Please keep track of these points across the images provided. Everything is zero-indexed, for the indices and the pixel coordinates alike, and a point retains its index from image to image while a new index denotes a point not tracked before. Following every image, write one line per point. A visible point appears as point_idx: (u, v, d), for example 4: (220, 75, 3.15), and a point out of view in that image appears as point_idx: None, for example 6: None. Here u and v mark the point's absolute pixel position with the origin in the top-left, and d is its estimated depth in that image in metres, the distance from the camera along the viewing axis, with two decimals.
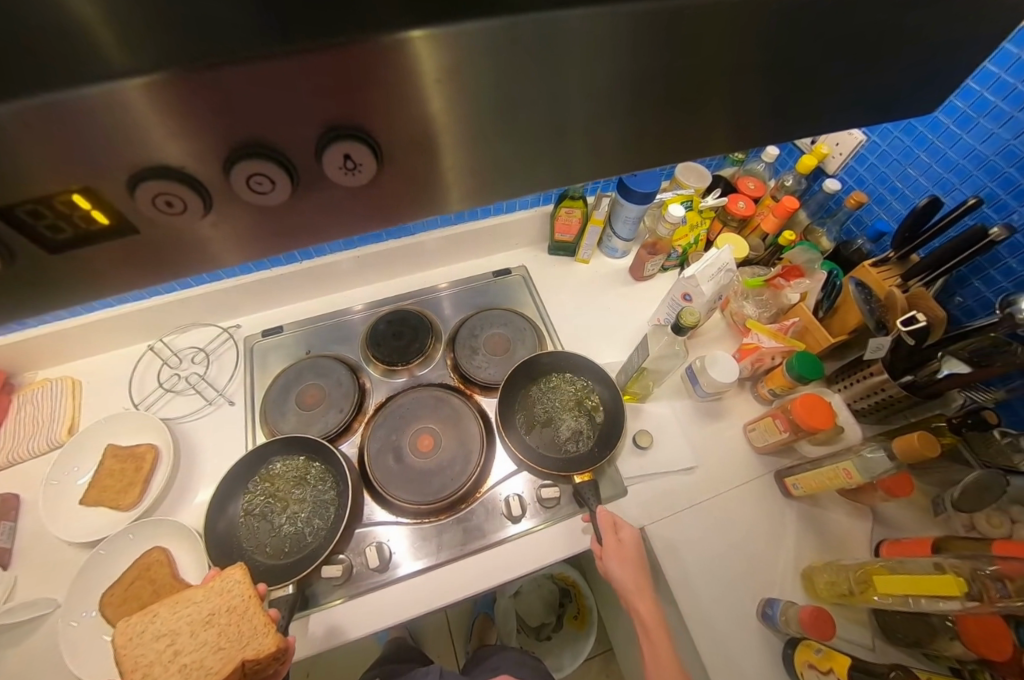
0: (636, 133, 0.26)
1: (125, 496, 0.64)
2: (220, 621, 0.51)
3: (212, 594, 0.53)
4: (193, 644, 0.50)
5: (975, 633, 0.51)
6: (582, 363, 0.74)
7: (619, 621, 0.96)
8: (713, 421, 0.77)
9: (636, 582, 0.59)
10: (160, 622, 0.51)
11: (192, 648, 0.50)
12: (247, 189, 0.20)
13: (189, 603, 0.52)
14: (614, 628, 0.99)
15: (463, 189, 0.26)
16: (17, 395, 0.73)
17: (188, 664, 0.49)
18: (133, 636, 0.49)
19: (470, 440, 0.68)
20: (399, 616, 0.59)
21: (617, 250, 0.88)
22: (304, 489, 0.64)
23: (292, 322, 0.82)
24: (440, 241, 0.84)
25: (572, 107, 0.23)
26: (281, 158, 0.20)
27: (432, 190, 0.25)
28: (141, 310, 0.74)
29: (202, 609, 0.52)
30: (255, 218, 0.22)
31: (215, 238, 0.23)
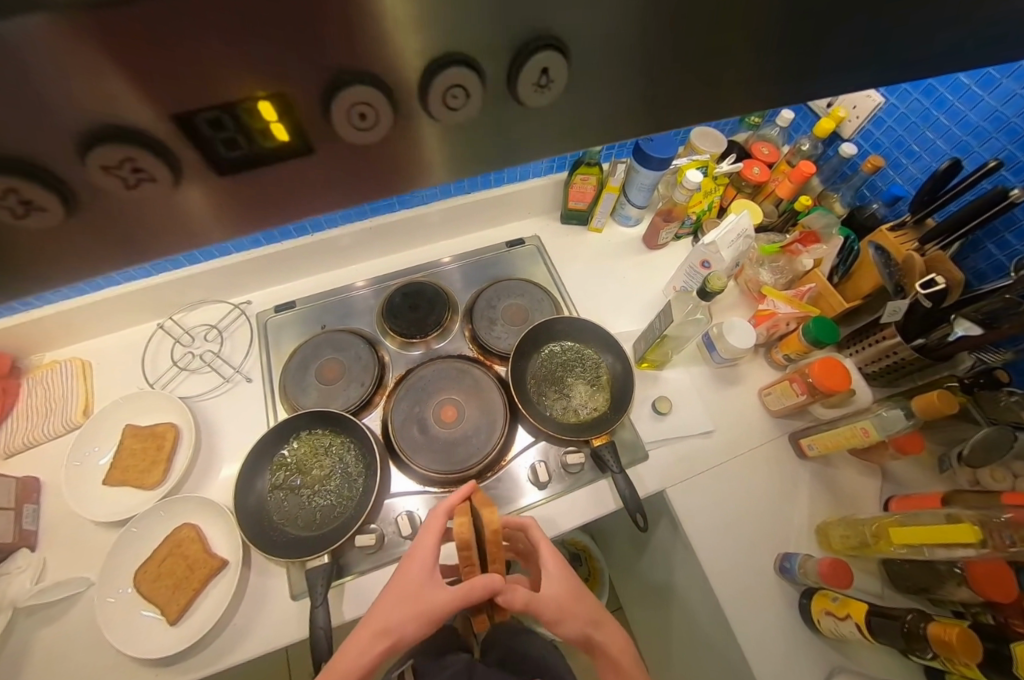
0: (682, 83, 0.26)
1: (149, 474, 0.64)
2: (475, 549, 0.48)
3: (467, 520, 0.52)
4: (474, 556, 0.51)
5: (982, 580, 0.54)
6: (597, 332, 0.74)
7: (634, 581, 1.00)
8: (730, 386, 0.78)
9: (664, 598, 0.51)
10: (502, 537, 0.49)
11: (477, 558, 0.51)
12: (218, 154, 0.19)
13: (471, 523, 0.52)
14: (626, 587, 1.03)
15: (526, 133, 0.25)
16: (26, 378, 0.71)
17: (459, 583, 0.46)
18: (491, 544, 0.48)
19: (491, 410, 0.69)
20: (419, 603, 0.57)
21: (630, 218, 0.87)
22: (331, 462, 0.65)
23: (304, 297, 0.80)
24: (441, 212, 0.81)
25: (621, 41, 0.22)
26: (255, 111, 0.18)
27: (483, 138, 0.23)
28: (148, 288, 0.72)
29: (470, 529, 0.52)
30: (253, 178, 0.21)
31: (213, 201, 0.21)
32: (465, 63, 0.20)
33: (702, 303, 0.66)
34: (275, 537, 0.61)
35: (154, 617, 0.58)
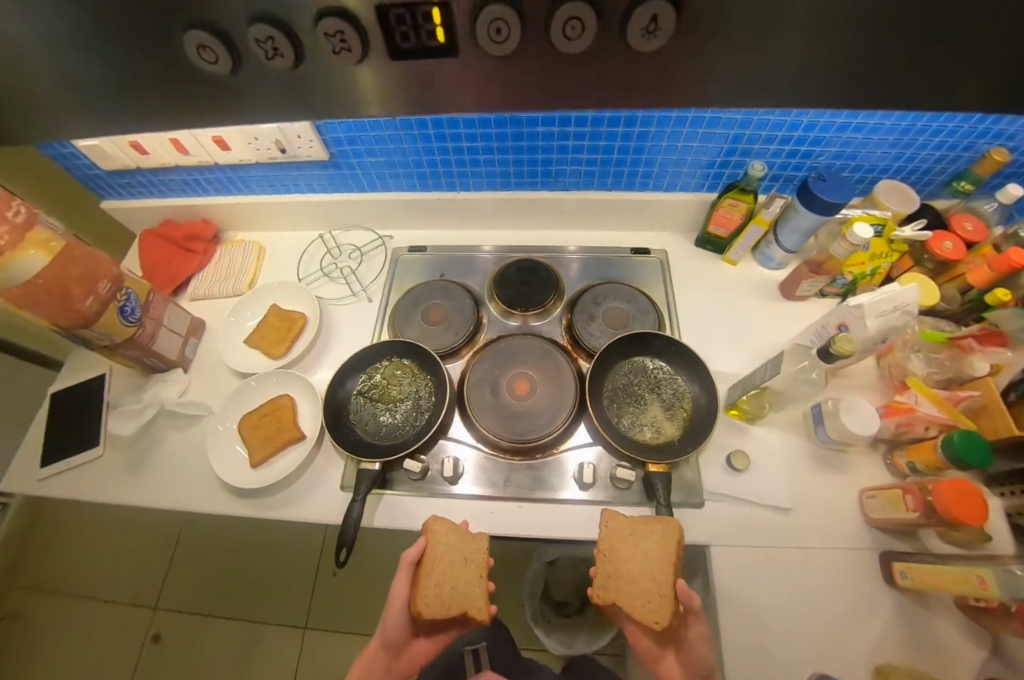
0: None
1: (277, 346, 0.77)
2: (464, 570, 0.59)
3: (431, 544, 0.60)
4: (639, 564, 0.57)
5: None
6: (692, 362, 0.70)
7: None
8: (826, 472, 0.68)
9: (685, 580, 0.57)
10: (477, 564, 0.60)
11: (643, 565, 0.57)
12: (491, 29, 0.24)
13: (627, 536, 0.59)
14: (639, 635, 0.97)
15: None
16: (222, 246, 0.91)
17: (438, 595, 0.58)
18: (467, 567, 0.59)
19: (561, 399, 0.70)
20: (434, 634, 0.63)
21: (772, 260, 0.81)
22: (408, 389, 0.72)
23: (435, 245, 0.89)
24: (579, 202, 0.84)
25: None
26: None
27: None
28: (323, 202, 0.86)
29: (633, 540, 0.59)
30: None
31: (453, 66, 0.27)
32: None
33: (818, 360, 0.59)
34: (344, 433, 0.69)
35: (241, 456, 0.71)
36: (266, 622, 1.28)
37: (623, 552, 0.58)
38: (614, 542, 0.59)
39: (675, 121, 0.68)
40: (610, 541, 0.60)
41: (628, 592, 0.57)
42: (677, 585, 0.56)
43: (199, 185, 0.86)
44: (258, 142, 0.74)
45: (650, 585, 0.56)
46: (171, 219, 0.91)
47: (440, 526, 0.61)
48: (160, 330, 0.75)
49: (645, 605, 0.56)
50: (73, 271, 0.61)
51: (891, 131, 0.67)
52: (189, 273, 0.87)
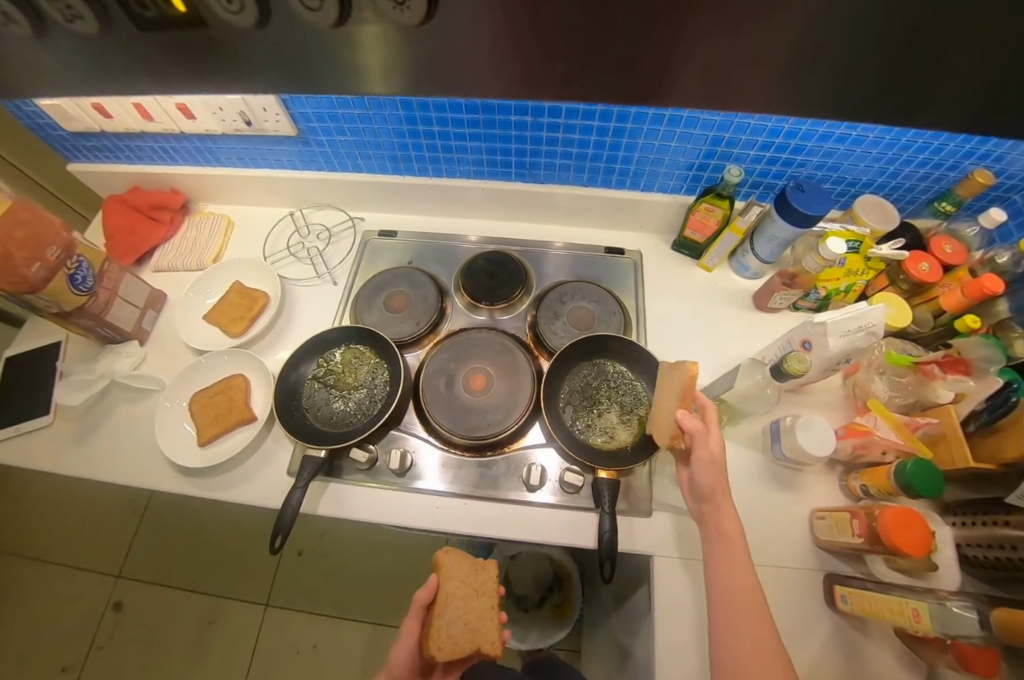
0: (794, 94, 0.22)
1: (235, 324, 0.76)
2: (478, 600, 0.61)
3: (442, 579, 0.61)
4: (652, 394, 0.59)
5: None
6: (653, 368, 0.69)
7: (607, 632, 0.94)
8: (780, 489, 0.67)
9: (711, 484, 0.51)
10: (485, 597, 0.61)
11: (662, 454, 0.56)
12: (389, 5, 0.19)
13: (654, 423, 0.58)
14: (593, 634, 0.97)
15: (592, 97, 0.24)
16: (189, 217, 0.89)
17: (450, 631, 0.57)
18: (475, 602, 0.60)
19: (518, 397, 0.68)
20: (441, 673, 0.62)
21: (748, 269, 0.79)
22: (363, 377, 0.70)
23: (407, 231, 0.87)
24: (569, 197, 0.82)
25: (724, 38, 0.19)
26: None
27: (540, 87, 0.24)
28: (293, 178, 0.84)
29: (661, 373, 0.59)
30: (324, 37, 0.22)
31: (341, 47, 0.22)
32: None
33: (774, 380, 0.57)
34: (294, 417, 0.68)
35: (189, 434, 0.70)
36: (228, 596, 1.28)
37: (645, 387, 0.60)
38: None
39: (653, 118, 0.65)
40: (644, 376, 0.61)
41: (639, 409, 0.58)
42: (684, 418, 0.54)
43: (165, 153, 0.83)
44: (223, 111, 0.72)
45: (662, 412, 0.57)
46: (138, 186, 0.88)
47: (450, 559, 0.63)
48: (114, 300, 0.73)
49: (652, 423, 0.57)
50: (19, 233, 0.59)
51: (875, 143, 0.64)
52: (153, 244, 0.85)
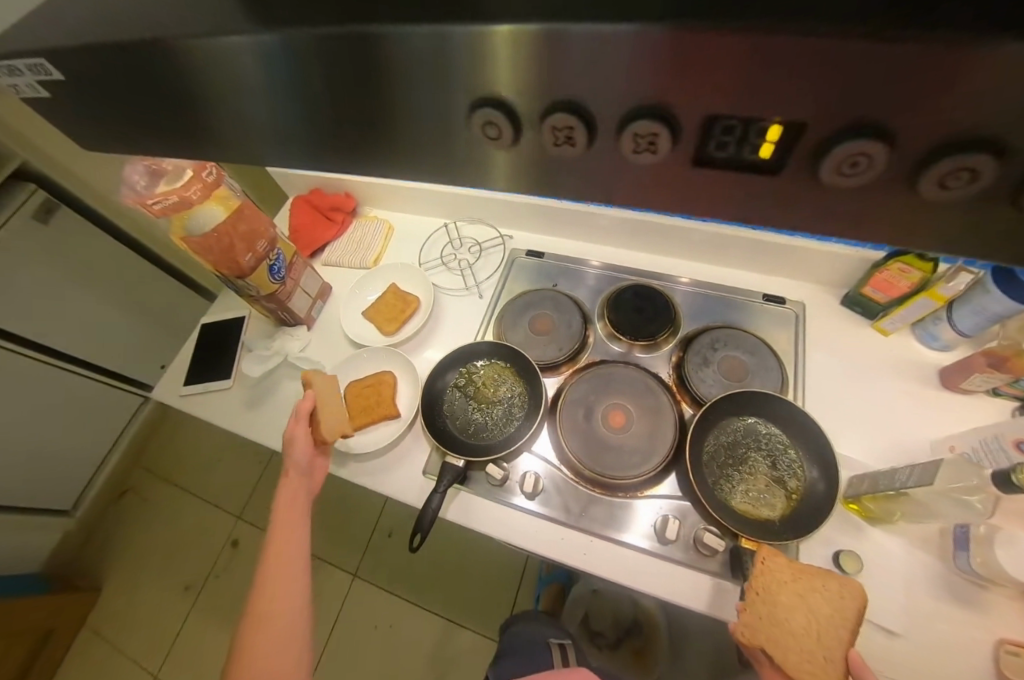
0: None
1: (389, 324, 0.83)
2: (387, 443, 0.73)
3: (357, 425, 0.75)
4: (805, 620, 0.51)
5: None
6: (816, 438, 0.63)
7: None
8: (962, 606, 0.57)
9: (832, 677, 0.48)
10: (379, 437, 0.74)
11: (808, 619, 0.51)
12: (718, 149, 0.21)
13: (812, 585, 0.53)
14: None
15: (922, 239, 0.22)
16: (357, 219, 0.98)
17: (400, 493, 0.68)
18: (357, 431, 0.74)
19: (657, 442, 0.66)
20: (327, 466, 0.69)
21: (937, 340, 0.69)
22: (503, 394, 0.73)
23: (551, 253, 0.88)
24: (729, 238, 0.77)
25: None
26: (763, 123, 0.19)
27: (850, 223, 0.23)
28: (455, 194, 0.89)
29: (798, 592, 0.53)
30: (620, 158, 0.24)
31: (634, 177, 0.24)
32: (992, 142, 0.17)
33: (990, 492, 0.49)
34: (437, 421, 0.72)
35: None
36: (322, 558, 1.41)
37: (781, 599, 0.53)
38: (777, 587, 0.53)
39: None
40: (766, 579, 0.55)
41: (786, 645, 0.51)
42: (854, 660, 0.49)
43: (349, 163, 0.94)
44: None
45: (818, 648, 0.50)
46: (320, 188, 1.00)
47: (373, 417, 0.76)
48: (296, 290, 0.83)
49: (801, 663, 0.49)
50: (240, 227, 0.69)
51: None
52: (326, 241, 0.95)
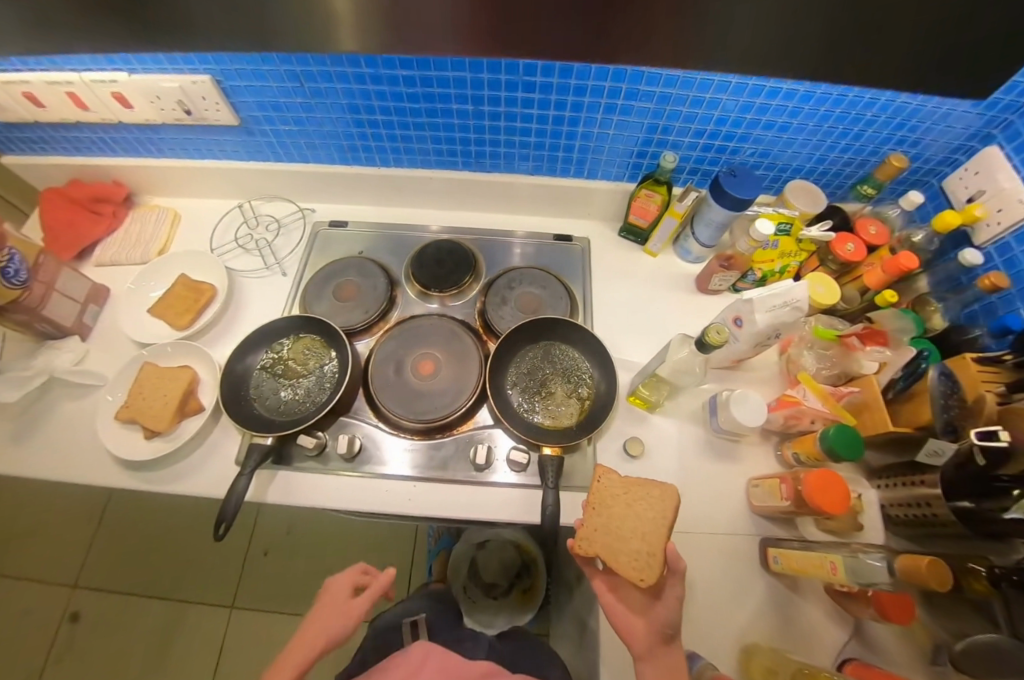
0: None
1: (181, 317, 0.75)
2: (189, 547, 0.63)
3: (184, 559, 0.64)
4: (632, 523, 0.58)
5: (816, 490, 0.56)
6: (599, 349, 0.70)
7: (568, 609, 0.98)
8: (720, 461, 0.69)
9: (652, 569, 0.55)
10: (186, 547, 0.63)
11: (636, 523, 0.58)
12: None
13: (637, 493, 0.60)
14: (561, 615, 1.00)
15: None
16: (133, 210, 0.87)
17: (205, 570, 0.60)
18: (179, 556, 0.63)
19: (466, 382, 0.69)
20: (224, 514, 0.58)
21: (690, 253, 0.82)
22: (311, 366, 0.70)
23: (359, 221, 0.86)
24: (518, 186, 0.83)
25: None
26: None
27: None
28: (240, 169, 0.83)
29: (627, 499, 0.60)
30: None
31: None
32: None
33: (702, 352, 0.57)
34: (242, 406, 0.68)
35: (135, 433, 0.68)
36: (195, 601, 1.26)
37: (614, 509, 0.60)
38: (610, 499, 0.60)
39: (593, 106, 0.68)
40: (601, 493, 0.61)
41: (618, 547, 0.57)
42: (670, 548, 0.57)
43: (100, 143, 0.82)
44: (161, 101, 0.71)
45: (642, 544, 0.56)
46: (78, 178, 0.87)
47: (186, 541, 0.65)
48: (51, 294, 0.71)
49: (629, 561, 0.56)
50: None
51: (800, 131, 0.68)
52: (93, 238, 0.83)
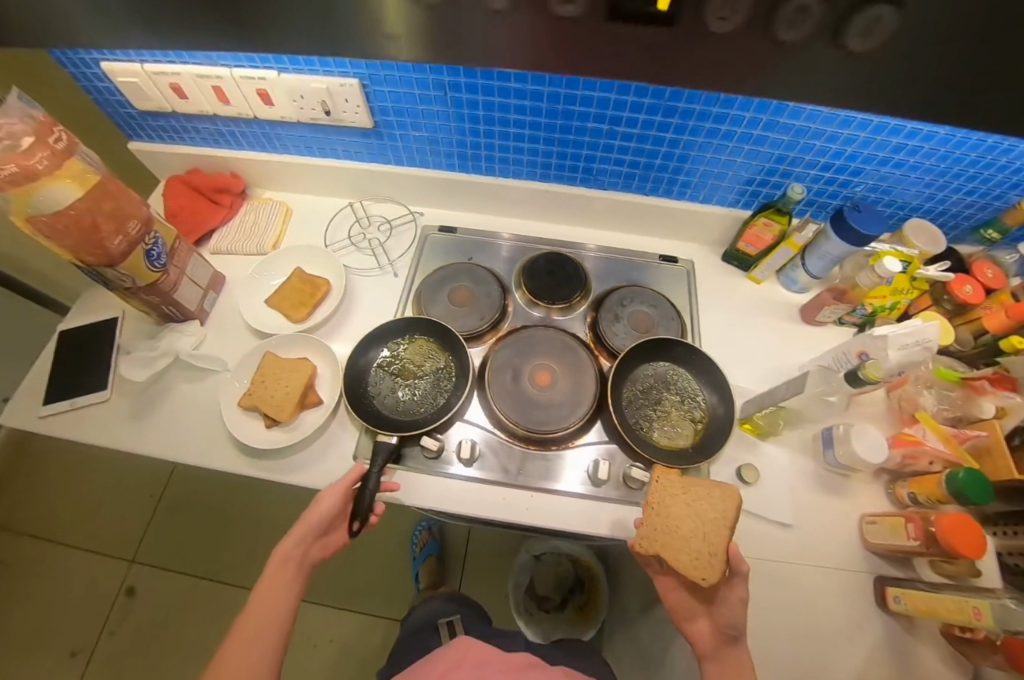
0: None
1: (299, 309, 0.76)
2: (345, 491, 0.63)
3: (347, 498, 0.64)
4: (691, 522, 0.58)
5: (957, 532, 0.55)
6: (714, 372, 0.71)
7: (628, 625, 0.97)
8: (831, 494, 0.69)
9: (710, 569, 0.55)
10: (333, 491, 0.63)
11: (695, 523, 0.58)
12: None
13: (693, 491, 0.60)
14: (626, 634, 0.99)
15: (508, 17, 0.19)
16: (248, 202, 0.90)
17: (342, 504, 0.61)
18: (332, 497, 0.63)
19: (581, 395, 0.70)
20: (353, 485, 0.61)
21: (796, 283, 0.83)
22: (428, 368, 0.72)
23: (467, 228, 0.88)
24: (628, 205, 0.84)
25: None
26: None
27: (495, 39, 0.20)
28: (358, 170, 0.85)
29: (686, 500, 0.59)
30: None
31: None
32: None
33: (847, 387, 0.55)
34: (361, 404, 0.69)
35: (256, 422, 0.70)
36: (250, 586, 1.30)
37: (672, 508, 0.60)
38: (671, 499, 0.60)
39: (727, 135, 0.69)
40: (658, 493, 0.62)
41: (679, 547, 0.57)
42: (731, 550, 0.56)
43: (225, 136, 0.85)
44: (303, 100, 0.73)
45: (702, 544, 0.56)
46: (197, 168, 0.90)
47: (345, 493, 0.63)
48: (182, 279, 0.73)
49: (691, 559, 0.56)
50: (104, 206, 0.60)
51: (927, 171, 0.68)
52: (211, 227, 0.85)
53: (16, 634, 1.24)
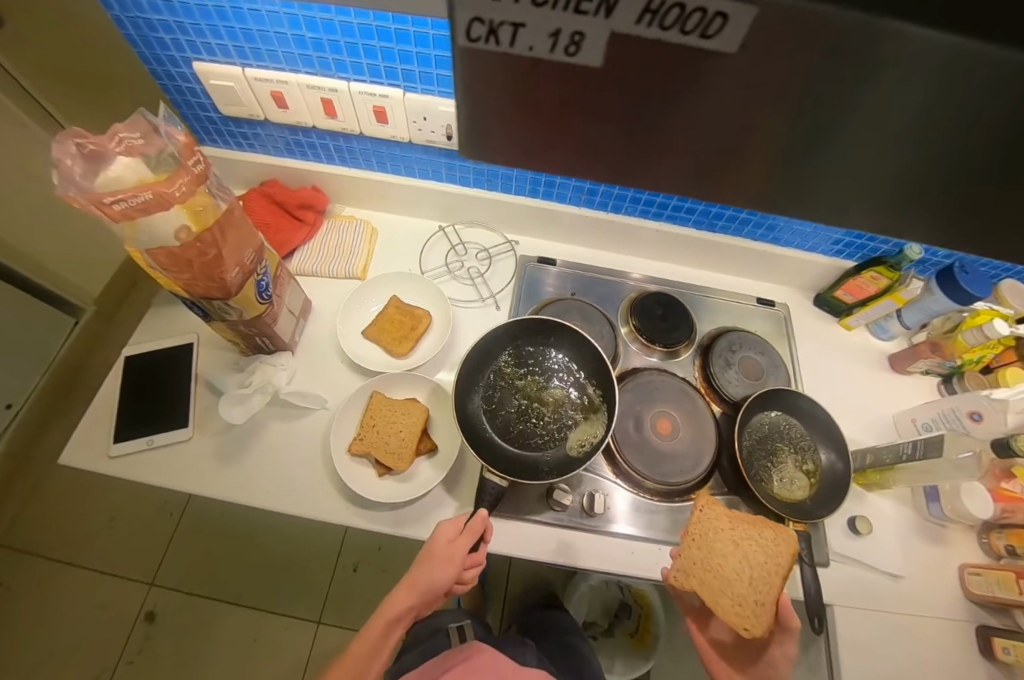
0: None
1: (403, 344, 0.72)
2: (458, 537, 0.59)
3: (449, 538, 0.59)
4: (737, 565, 0.59)
5: None
6: (829, 424, 0.72)
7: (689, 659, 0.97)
8: (933, 544, 0.72)
9: (749, 618, 0.57)
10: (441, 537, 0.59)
11: (739, 565, 0.59)
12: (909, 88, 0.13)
13: (742, 534, 0.60)
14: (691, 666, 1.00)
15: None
16: (330, 220, 0.84)
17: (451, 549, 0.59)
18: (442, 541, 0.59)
19: (703, 444, 0.69)
20: (470, 546, 0.58)
21: (887, 332, 0.85)
22: (545, 403, 0.69)
23: (565, 261, 0.85)
24: (732, 247, 0.84)
25: None
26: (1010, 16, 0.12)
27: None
28: (459, 195, 0.81)
29: (733, 538, 0.60)
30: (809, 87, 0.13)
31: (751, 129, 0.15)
32: None
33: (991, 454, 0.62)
34: (482, 441, 0.65)
35: (367, 468, 0.65)
36: (281, 614, 1.22)
37: (717, 546, 0.60)
38: (716, 537, 0.60)
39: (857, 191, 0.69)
40: (704, 527, 0.62)
41: (723, 591, 0.58)
42: (780, 599, 0.58)
43: (312, 148, 0.78)
44: (424, 122, 0.68)
45: (748, 590, 0.57)
46: (275, 179, 0.83)
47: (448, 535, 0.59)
48: (281, 311, 0.67)
49: (731, 605, 0.58)
50: (228, 238, 0.53)
51: None
52: (294, 246, 0.79)
53: (22, 664, 1.14)
